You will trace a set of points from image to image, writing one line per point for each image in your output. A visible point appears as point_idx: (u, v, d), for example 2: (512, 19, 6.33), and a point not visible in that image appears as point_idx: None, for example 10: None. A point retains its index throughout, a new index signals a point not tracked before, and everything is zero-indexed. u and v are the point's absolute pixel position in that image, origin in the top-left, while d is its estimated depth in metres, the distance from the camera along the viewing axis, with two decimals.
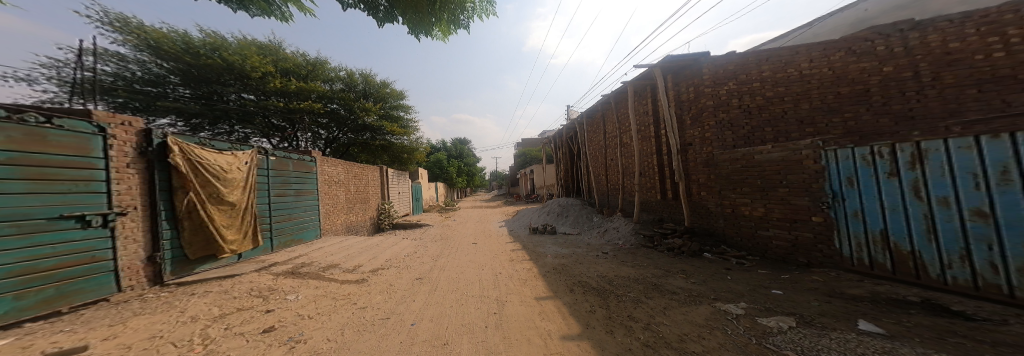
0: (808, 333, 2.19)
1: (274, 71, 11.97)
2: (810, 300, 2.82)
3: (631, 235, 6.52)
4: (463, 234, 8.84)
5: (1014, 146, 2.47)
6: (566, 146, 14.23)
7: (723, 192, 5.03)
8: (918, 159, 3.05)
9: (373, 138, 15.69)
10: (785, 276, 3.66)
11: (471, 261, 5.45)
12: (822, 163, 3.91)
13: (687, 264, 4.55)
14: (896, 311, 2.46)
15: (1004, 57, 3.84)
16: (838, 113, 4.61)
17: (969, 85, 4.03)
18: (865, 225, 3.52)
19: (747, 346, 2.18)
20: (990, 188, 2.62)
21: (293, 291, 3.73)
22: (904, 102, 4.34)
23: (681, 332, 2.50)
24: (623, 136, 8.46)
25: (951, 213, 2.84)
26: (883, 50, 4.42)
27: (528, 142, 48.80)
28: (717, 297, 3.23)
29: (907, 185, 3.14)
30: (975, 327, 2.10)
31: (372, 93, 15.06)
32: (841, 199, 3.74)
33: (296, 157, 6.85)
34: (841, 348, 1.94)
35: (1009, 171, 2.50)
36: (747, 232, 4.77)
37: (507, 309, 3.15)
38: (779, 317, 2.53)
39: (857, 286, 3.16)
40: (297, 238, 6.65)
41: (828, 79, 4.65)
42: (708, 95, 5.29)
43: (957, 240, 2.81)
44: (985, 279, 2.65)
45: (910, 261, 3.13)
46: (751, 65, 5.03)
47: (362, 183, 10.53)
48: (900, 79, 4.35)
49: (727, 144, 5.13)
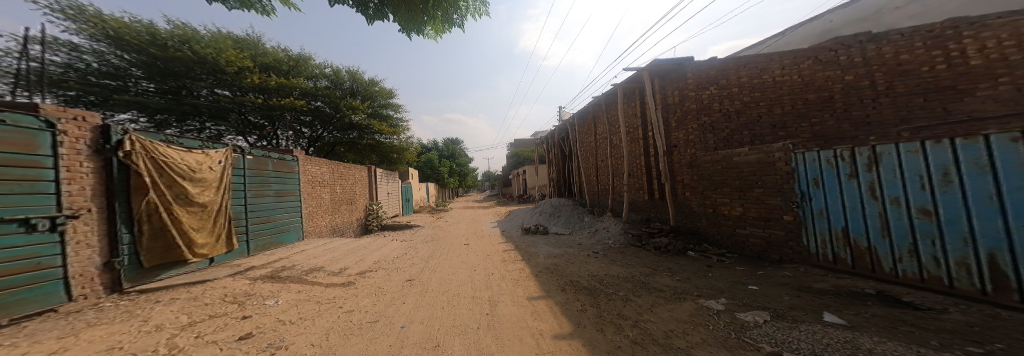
0: (781, 326, 2.31)
1: (251, 66, 11.68)
2: (783, 294, 2.96)
3: (619, 235, 6.65)
4: (455, 235, 8.85)
5: (953, 150, 2.64)
6: (558, 147, 14.35)
7: (705, 192, 5.20)
8: (873, 162, 3.24)
9: (360, 137, 15.53)
10: (760, 273, 3.81)
11: (463, 262, 5.48)
12: (791, 165, 4.08)
13: (672, 262, 4.70)
14: (856, 303, 2.60)
15: (945, 69, 4.32)
16: (807, 117, 4.89)
17: (917, 94, 4.46)
18: (829, 224, 3.70)
19: (727, 340, 2.28)
20: (932, 188, 2.79)
21: (273, 296, 3.68)
22: (862, 109, 4.70)
23: (667, 329, 2.60)
24: (613, 137, 8.60)
25: (901, 211, 3.02)
26: (845, 59, 4.77)
27: (522, 142, 48.99)
28: (700, 294, 3.35)
29: (865, 186, 3.33)
30: (921, 316, 2.26)
31: (359, 91, 14.88)
32: (808, 199, 3.93)
33: (278, 156, 6.76)
34: (808, 339, 2.04)
35: (949, 173, 2.67)
36: (725, 231, 4.94)
37: (498, 310, 3.20)
38: (755, 312, 2.65)
39: (821, 281, 3.32)
40: (277, 241, 6.56)
41: (799, 86, 4.92)
42: (692, 98, 5.42)
43: (906, 236, 2.99)
44: (929, 272, 2.83)
45: (867, 256, 3.31)
46: (730, 71, 5.22)
47: (349, 183, 10.41)
48: (859, 87, 4.71)
49: (709, 146, 5.28)
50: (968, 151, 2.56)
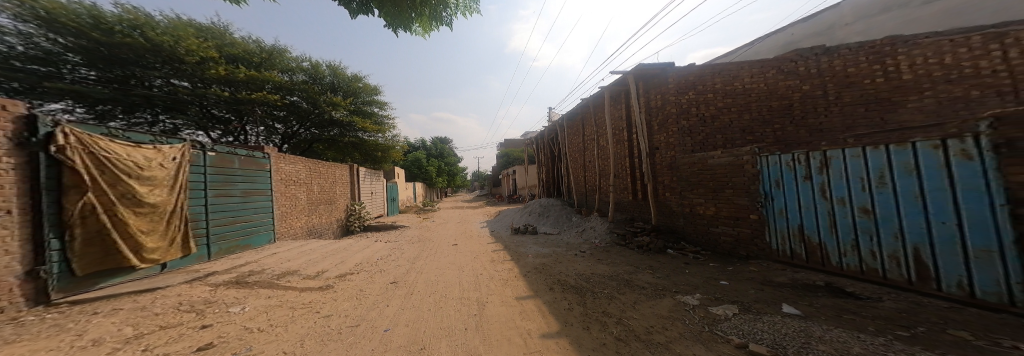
0: (748, 318, 2.46)
1: (217, 57, 11.06)
2: (749, 288, 3.14)
3: (605, 234, 6.82)
4: (443, 235, 8.84)
5: (887, 155, 2.92)
6: (547, 148, 14.52)
7: (683, 192, 5.39)
8: (824, 165, 3.50)
9: (342, 134, 15.50)
10: (729, 268, 4.00)
11: (451, 263, 5.50)
12: (757, 168, 4.31)
13: (653, 260, 4.87)
14: (808, 294, 2.79)
15: (883, 82, 4.85)
16: (771, 124, 5.21)
17: (860, 104, 4.97)
18: (787, 222, 3.96)
19: (701, 334, 2.42)
20: (871, 189, 3.07)
21: (238, 303, 3.58)
22: (818, 117, 5.11)
23: (648, 325, 2.72)
24: (600, 138, 8.79)
25: (846, 210, 3.29)
26: (803, 70, 5.17)
27: (512, 142, 49.28)
28: (677, 290, 3.51)
29: (818, 187, 3.59)
30: (860, 304, 2.46)
31: (342, 87, 14.88)
32: (770, 199, 4.16)
33: (245, 153, 6.61)
34: (771, 330, 2.18)
35: (884, 176, 2.95)
36: (700, 229, 5.13)
37: (485, 311, 3.25)
38: (725, 305, 2.81)
39: (781, 275, 3.53)
40: (244, 243, 6.43)
41: (763, 94, 5.23)
42: (672, 102, 5.62)
43: (850, 233, 3.26)
44: (868, 265, 3.10)
45: (818, 252, 3.58)
46: (706, 77, 5.43)
47: (328, 181, 10.27)
48: (814, 96, 5.13)
49: (686, 149, 5.47)
50: (899, 157, 2.84)
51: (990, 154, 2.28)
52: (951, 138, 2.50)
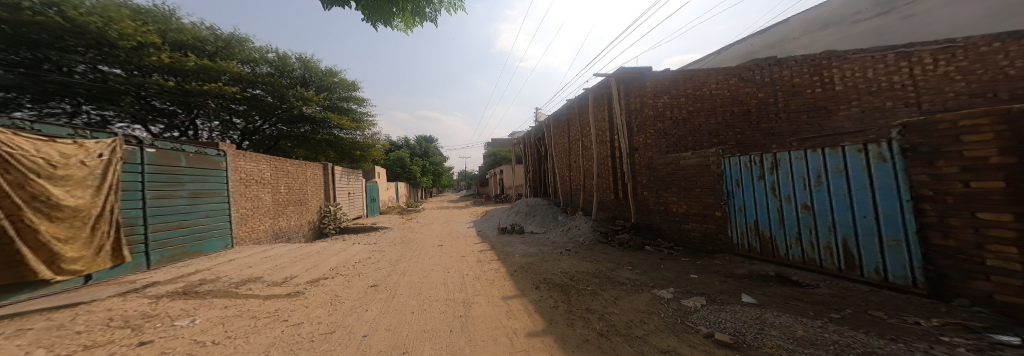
0: (713, 309, 2.63)
1: (156, 42, 9.91)
2: (714, 281, 3.33)
3: (589, 233, 6.99)
4: (427, 236, 8.79)
5: (824, 157, 3.27)
6: (534, 147, 14.66)
7: (659, 192, 5.61)
8: (775, 166, 3.83)
9: (313, 131, 15.19)
10: (699, 262, 4.22)
11: (436, 264, 5.51)
12: (720, 168, 4.56)
13: (633, 257, 5.06)
14: (761, 284, 3.02)
15: (821, 92, 5.73)
16: (732, 128, 5.83)
17: (804, 111, 5.78)
18: (743, 218, 4.27)
19: (675, 326, 2.57)
20: (812, 188, 3.41)
21: (186, 315, 3.29)
22: (770, 122, 5.84)
23: (628, 319, 2.86)
24: (585, 139, 8.99)
25: (792, 207, 3.63)
26: (759, 78, 5.86)
27: (499, 143, 49.31)
28: (654, 285, 3.69)
29: (769, 186, 3.92)
30: (802, 291, 2.71)
31: (313, 81, 14.71)
32: (731, 197, 4.43)
33: (193, 150, 6.27)
34: (734, 320, 2.34)
35: (822, 176, 3.29)
36: (674, 226, 5.36)
37: (471, 311, 3.31)
38: (695, 297, 2.99)
39: (742, 267, 3.79)
40: (192, 250, 6.10)
41: (726, 99, 5.84)
42: (649, 105, 5.86)
43: (795, 227, 3.60)
44: (808, 255, 3.44)
45: (769, 245, 3.91)
46: (679, 83, 5.83)
47: (297, 182, 10.03)
48: (767, 102, 5.84)
49: (662, 150, 5.75)
50: (834, 159, 3.19)
51: (898, 157, 2.62)
52: (871, 143, 2.83)
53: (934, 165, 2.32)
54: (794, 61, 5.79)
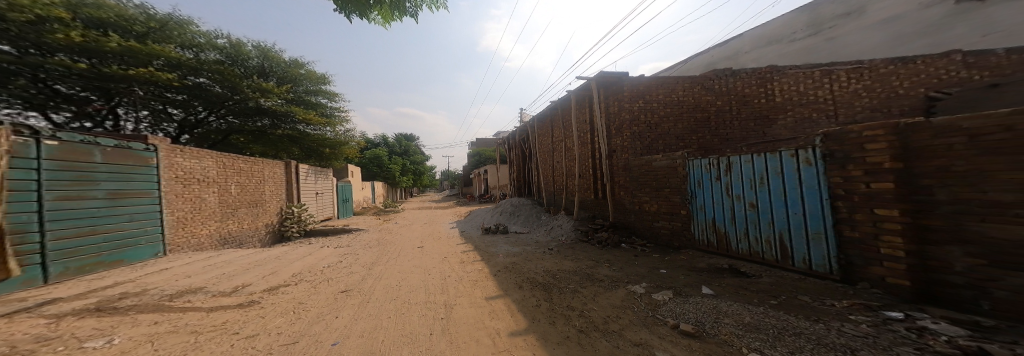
0: (680, 301, 2.81)
1: (67, 17, 7.82)
2: (679, 275, 3.56)
3: (571, 232, 7.16)
4: (406, 238, 8.68)
5: (768, 161, 3.64)
6: (518, 148, 14.81)
7: (633, 192, 5.87)
8: (728, 168, 4.18)
9: (274, 126, 13.93)
10: (668, 258, 4.48)
11: (416, 267, 5.48)
12: (683, 169, 4.86)
13: (610, 254, 5.27)
14: (718, 276, 3.30)
15: (764, 103, 6.35)
16: (695, 134, 6.21)
17: (751, 119, 6.36)
18: (700, 216, 4.62)
19: (646, 319, 2.73)
20: (758, 188, 3.78)
21: (104, 335, 2.77)
22: (727, 129, 6.31)
23: (605, 315, 2.99)
24: (567, 140, 9.20)
25: (741, 205, 4.00)
26: (717, 87, 6.30)
27: (483, 143, 49.24)
28: (628, 281, 3.87)
29: (722, 186, 4.26)
30: (751, 282, 3.02)
31: (275, 71, 13.64)
32: (692, 197, 4.75)
33: (115, 144, 5.48)
34: (697, 310, 2.53)
35: (766, 177, 3.67)
36: (646, 224, 5.60)
37: (453, 313, 3.32)
38: (664, 291, 3.18)
39: (702, 261, 4.10)
40: (112, 259, 5.32)
41: (688, 106, 6.21)
42: (626, 109, 6.08)
43: (742, 223, 3.97)
44: (752, 248, 3.83)
45: (721, 240, 4.27)
46: (652, 89, 6.12)
47: (252, 180, 9.05)
48: (723, 110, 6.31)
49: (637, 152, 6.01)
50: (775, 162, 3.56)
51: (818, 159, 3.06)
52: (798, 148, 3.27)
53: (845, 168, 2.73)
54: (744, 73, 6.38)
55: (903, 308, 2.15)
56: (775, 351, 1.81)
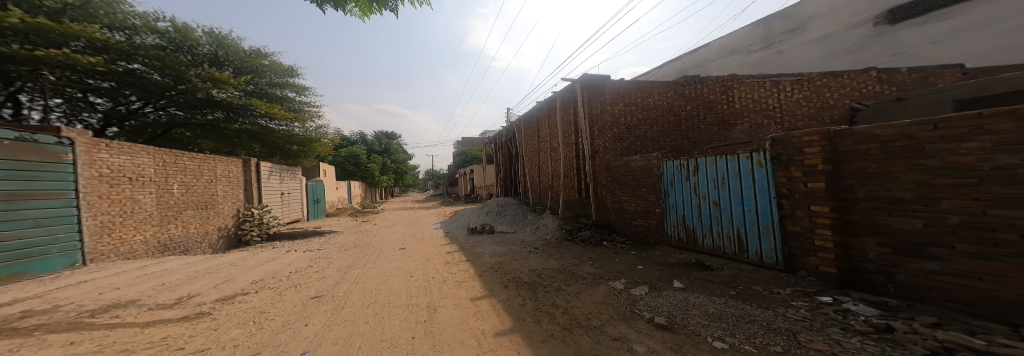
0: (654, 295, 2.97)
1: None
2: (654, 270, 3.76)
3: (556, 230, 7.29)
4: (387, 239, 8.53)
5: (729, 162, 3.94)
6: (505, 147, 14.88)
7: (614, 192, 6.06)
8: (694, 169, 4.46)
9: (229, 120, 12.17)
10: (645, 255, 4.68)
11: (397, 269, 5.41)
12: (657, 170, 5.10)
13: (592, 252, 5.42)
14: (687, 272, 3.54)
15: (727, 109, 6.81)
16: (668, 136, 6.50)
17: (716, 124, 6.79)
18: (671, 213, 4.91)
19: (624, 314, 2.86)
20: (720, 188, 4.09)
21: None
22: (698, 132, 6.67)
23: (587, 312, 3.08)
24: (552, 141, 9.33)
25: (706, 203, 4.31)
26: (686, 93, 6.62)
27: (469, 141, 48.75)
28: (609, 277, 4.01)
29: (690, 185, 4.55)
30: (715, 276, 3.32)
31: (232, 60, 11.86)
32: (664, 196, 5.01)
33: (15, 135, 4.53)
34: (669, 303, 2.71)
35: (727, 178, 3.98)
36: (625, 222, 5.82)
37: (437, 315, 3.25)
38: (640, 286, 3.34)
39: (673, 257, 4.36)
40: (11, 273, 4.39)
41: (662, 110, 6.47)
42: (609, 111, 6.23)
43: (707, 220, 4.29)
44: (716, 243, 4.17)
45: (689, 236, 4.59)
46: (631, 92, 6.33)
47: (202, 182, 7.71)
48: (693, 115, 6.65)
49: (618, 153, 6.19)
50: (734, 164, 3.87)
51: (768, 162, 3.42)
52: (752, 151, 3.62)
53: (789, 170, 3.10)
54: (710, 80, 6.77)
55: (831, 293, 2.58)
56: (733, 339, 2.06)
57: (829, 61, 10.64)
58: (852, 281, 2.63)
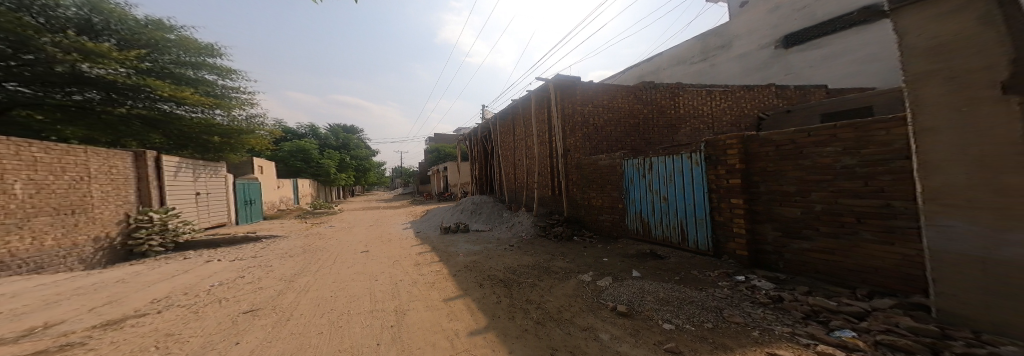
0: (618, 285, 3.24)
1: None
2: (619, 262, 4.07)
3: (530, 227, 7.45)
4: (353, 241, 8.18)
5: (676, 161, 4.38)
6: (480, 145, 14.85)
7: (583, 189, 6.34)
8: (648, 167, 4.84)
9: (111, 104, 8.32)
10: (611, 248, 4.99)
11: (360, 273, 5.15)
12: (618, 168, 5.42)
13: (563, 247, 5.65)
14: (647, 262, 3.96)
15: (681, 113, 7.42)
16: (631, 137, 6.88)
17: (674, 127, 7.33)
18: (629, 208, 5.28)
19: (591, 303, 3.06)
20: (669, 184, 4.52)
21: None
22: (659, 134, 7.15)
23: (559, 305, 3.22)
24: (528, 139, 9.50)
25: (656, 198, 4.72)
26: (646, 96, 7.05)
27: (441, 137, 47.97)
28: (579, 270, 4.22)
29: (644, 182, 4.93)
30: (667, 265, 3.79)
31: (120, 30, 8.33)
32: (624, 192, 5.35)
33: None
34: (628, 292, 2.99)
35: (674, 175, 4.42)
36: (593, 217, 6.13)
37: (405, 320, 3.13)
38: (605, 278, 3.62)
39: (634, 248, 4.75)
40: None
41: (625, 112, 6.84)
42: (580, 112, 6.48)
43: (658, 213, 4.72)
44: (664, 234, 4.63)
45: (643, 228, 5.01)
46: (599, 95, 6.64)
47: (63, 181, 5.51)
48: (653, 118, 7.09)
49: (587, 152, 6.46)
50: (680, 162, 4.32)
51: (703, 161, 3.95)
52: (691, 151, 4.13)
53: (716, 168, 3.73)
54: (660, 87, 7.22)
55: (743, 272, 3.24)
56: (677, 319, 2.39)
57: (745, 75, 12.88)
58: (757, 260, 3.36)
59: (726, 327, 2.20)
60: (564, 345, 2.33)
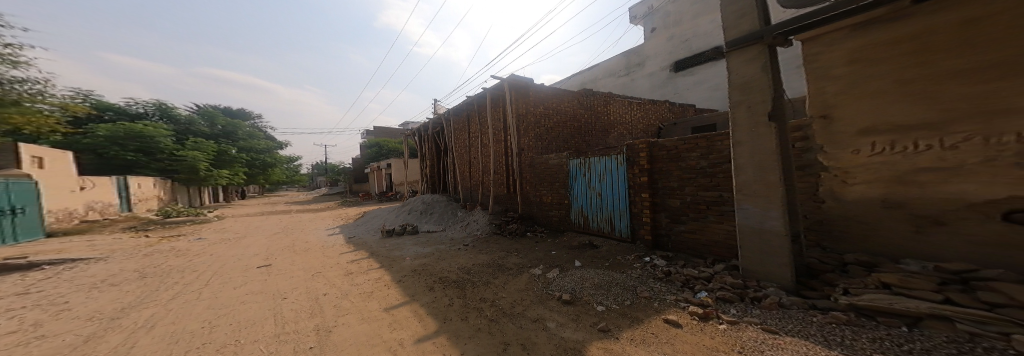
0: (564, 274, 3.60)
1: None
2: (565, 255, 4.45)
3: (484, 225, 7.54)
4: (277, 251, 7.34)
5: (607, 160, 4.83)
6: (433, 141, 14.46)
7: (535, 187, 6.63)
8: (586, 166, 5.24)
9: None
10: (562, 240, 5.34)
11: (260, 290, 4.51)
12: (563, 167, 5.80)
13: (516, 243, 5.90)
14: (586, 252, 4.45)
15: (618, 118, 8.26)
16: (578, 138, 7.41)
17: (614, 130, 8.12)
18: (571, 203, 5.69)
19: (540, 295, 3.30)
20: (602, 181, 4.97)
21: None
22: (602, 137, 7.83)
23: (513, 300, 3.37)
24: (483, 136, 9.61)
25: (592, 194, 5.17)
26: (591, 102, 7.64)
27: (392, 132, 45.76)
28: (529, 265, 4.49)
29: (583, 179, 5.34)
30: (600, 252, 4.33)
31: None
32: (568, 189, 5.73)
33: None
34: (566, 281, 3.34)
35: (605, 173, 4.88)
36: (544, 213, 6.44)
37: (331, 338, 2.89)
38: (551, 269, 3.97)
39: (576, 239, 5.24)
40: None
41: (573, 115, 7.34)
42: (534, 113, 6.78)
43: (593, 207, 5.17)
44: (597, 225, 5.11)
45: (582, 221, 5.46)
46: (550, 98, 7.01)
47: None
48: (597, 121, 7.72)
49: (539, 151, 6.79)
50: (610, 162, 4.78)
51: (625, 162, 4.48)
52: (617, 153, 4.63)
53: (631, 168, 4.37)
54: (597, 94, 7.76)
55: (648, 253, 3.94)
56: (606, 298, 2.83)
57: (649, 92, 14.56)
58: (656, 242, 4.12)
59: (638, 303, 2.70)
60: (517, 338, 2.48)
